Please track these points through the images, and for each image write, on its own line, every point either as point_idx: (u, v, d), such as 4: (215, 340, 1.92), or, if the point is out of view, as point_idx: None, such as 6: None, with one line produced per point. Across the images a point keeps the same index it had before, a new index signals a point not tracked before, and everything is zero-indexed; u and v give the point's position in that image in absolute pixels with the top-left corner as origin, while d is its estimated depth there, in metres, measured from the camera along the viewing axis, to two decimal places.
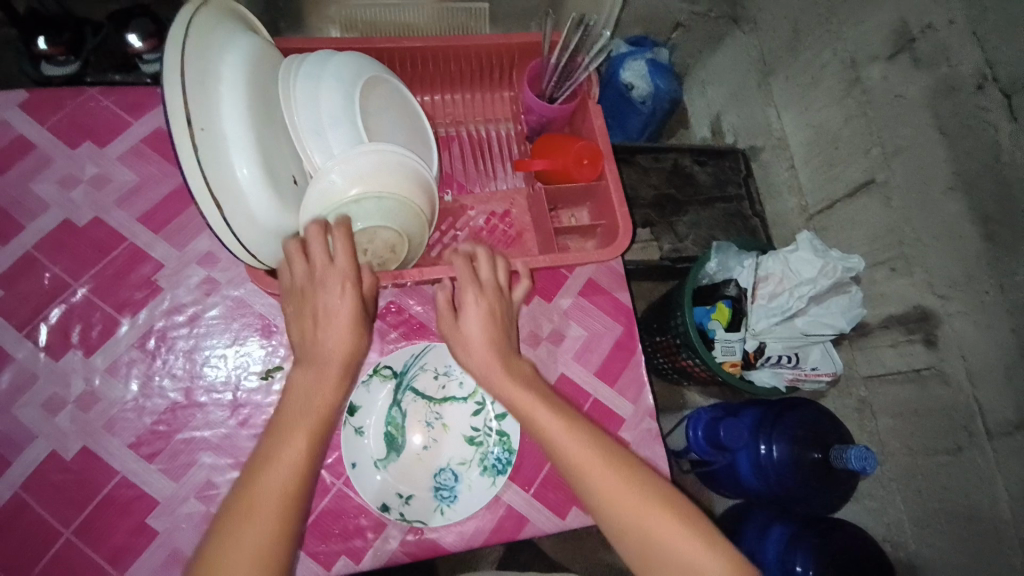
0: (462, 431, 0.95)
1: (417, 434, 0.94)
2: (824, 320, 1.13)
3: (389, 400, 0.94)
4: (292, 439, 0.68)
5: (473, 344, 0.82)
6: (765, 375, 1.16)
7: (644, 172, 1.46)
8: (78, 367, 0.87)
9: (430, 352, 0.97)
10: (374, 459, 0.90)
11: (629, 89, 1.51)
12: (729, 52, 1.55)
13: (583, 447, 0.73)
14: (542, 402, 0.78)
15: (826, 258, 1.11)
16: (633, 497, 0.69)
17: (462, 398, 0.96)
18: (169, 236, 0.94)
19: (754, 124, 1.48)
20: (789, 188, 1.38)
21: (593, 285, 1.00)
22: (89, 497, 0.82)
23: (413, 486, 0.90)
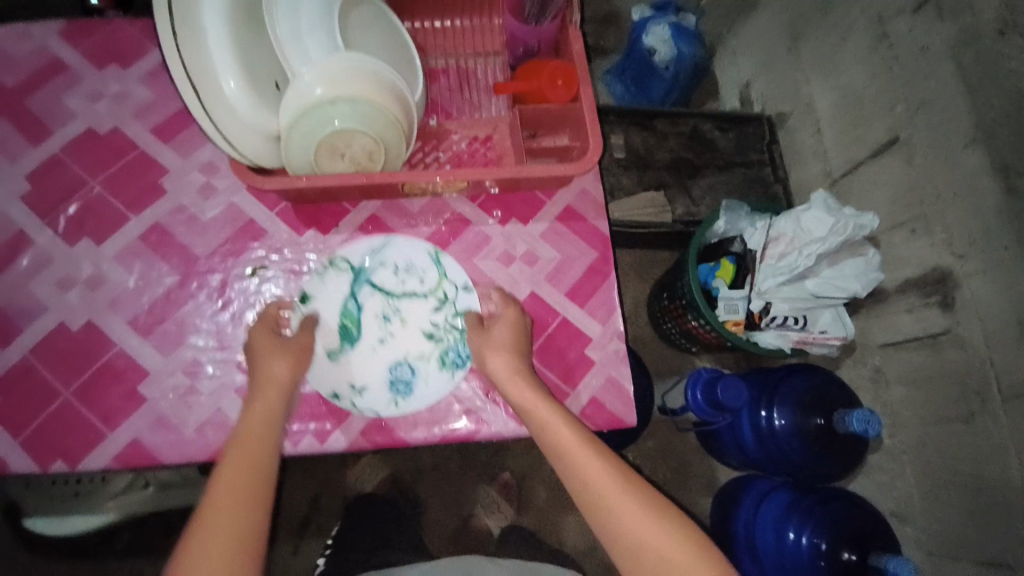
0: (421, 326, 0.88)
1: (373, 329, 0.87)
2: (835, 283, 1.09)
3: (344, 294, 0.88)
4: (254, 442, 0.71)
5: (497, 343, 0.81)
6: (770, 336, 1.12)
7: (662, 137, 1.43)
8: (87, 252, 0.89)
9: (390, 246, 0.91)
10: (326, 348, 0.85)
11: (651, 54, 1.47)
12: (759, 18, 1.48)
13: (553, 437, 0.72)
14: (526, 379, 0.77)
15: (838, 216, 1.06)
16: (599, 485, 0.69)
17: (423, 295, 0.89)
18: (177, 145, 0.95)
19: (782, 91, 1.44)
20: (813, 153, 1.34)
21: (571, 211, 0.95)
22: (93, 361, 0.84)
23: (367, 376, 0.85)
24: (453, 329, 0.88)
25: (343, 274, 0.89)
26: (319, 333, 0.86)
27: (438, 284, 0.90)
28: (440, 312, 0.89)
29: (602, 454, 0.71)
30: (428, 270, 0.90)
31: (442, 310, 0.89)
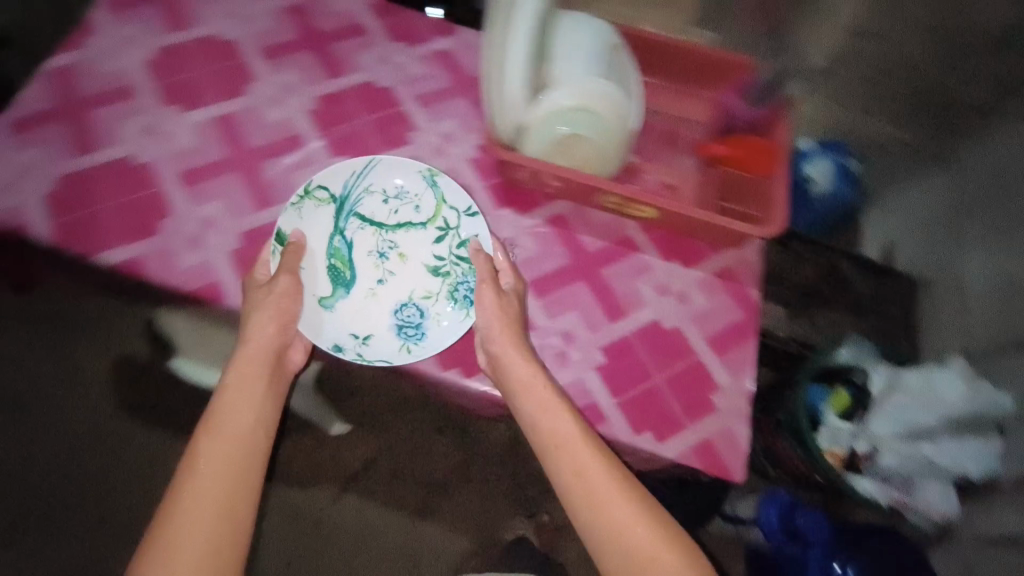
0: (422, 260, 0.75)
1: (370, 268, 0.75)
2: (962, 461, 0.99)
3: (331, 229, 0.74)
4: (228, 417, 0.62)
5: (504, 317, 0.65)
6: (868, 484, 1.01)
7: (797, 258, 1.25)
8: (269, 106, 0.81)
9: (381, 168, 0.76)
10: (317, 297, 0.72)
11: (806, 183, 1.26)
12: (922, 197, 1.26)
13: (548, 424, 0.61)
14: (528, 356, 0.63)
15: (977, 388, 1.01)
16: (601, 491, 0.58)
17: (420, 224, 0.76)
18: (390, 59, 0.87)
19: (935, 258, 1.23)
20: (954, 329, 1.17)
21: (730, 274, 0.72)
22: (257, 207, 0.74)
23: (375, 325, 0.73)
24: (461, 262, 0.74)
25: (323, 206, 0.74)
26: (305, 278, 0.72)
27: (436, 212, 0.75)
28: (443, 243, 0.75)
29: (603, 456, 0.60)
30: (423, 193, 0.76)
31: (443, 241, 0.75)
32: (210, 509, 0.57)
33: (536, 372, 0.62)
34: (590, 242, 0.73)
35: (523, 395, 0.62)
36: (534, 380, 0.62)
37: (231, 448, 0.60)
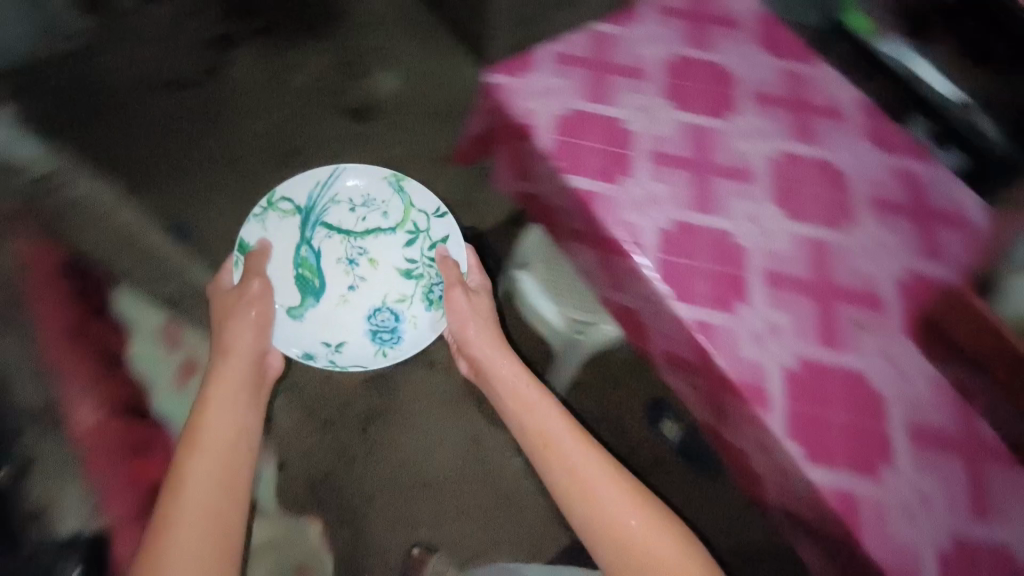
0: (394, 265, 0.86)
1: (341, 276, 0.85)
2: None
3: (297, 237, 0.83)
4: (218, 423, 0.65)
5: (482, 347, 0.82)
6: None
7: None
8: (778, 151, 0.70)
9: (344, 182, 0.85)
10: (286, 305, 0.81)
11: None
12: None
13: (537, 421, 0.76)
14: (518, 363, 0.82)
15: None
16: (587, 480, 0.71)
17: (390, 228, 0.86)
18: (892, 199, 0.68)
19: None
20: None
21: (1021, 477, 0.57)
22: (622, 148, 0.69)
23: (346, 334, 0.84)
24: (430, 264, 0.85)
25: (287, 217, 0.82)
26: (274, 284, 0.81)
27: (404, 218, 0.86)
28: (413, 246, 0.86)
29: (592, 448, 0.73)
30: (390, 199, 0.85)
31: (415, 244, 0.85)
32: (214, 477, 0.61)
33: (519, 369, 0.81)
34: (955, 249, 0.66)
35: (531, 422, 0.77)
36: (528, 385, 0.79)
37: (229, 444, 0.64)
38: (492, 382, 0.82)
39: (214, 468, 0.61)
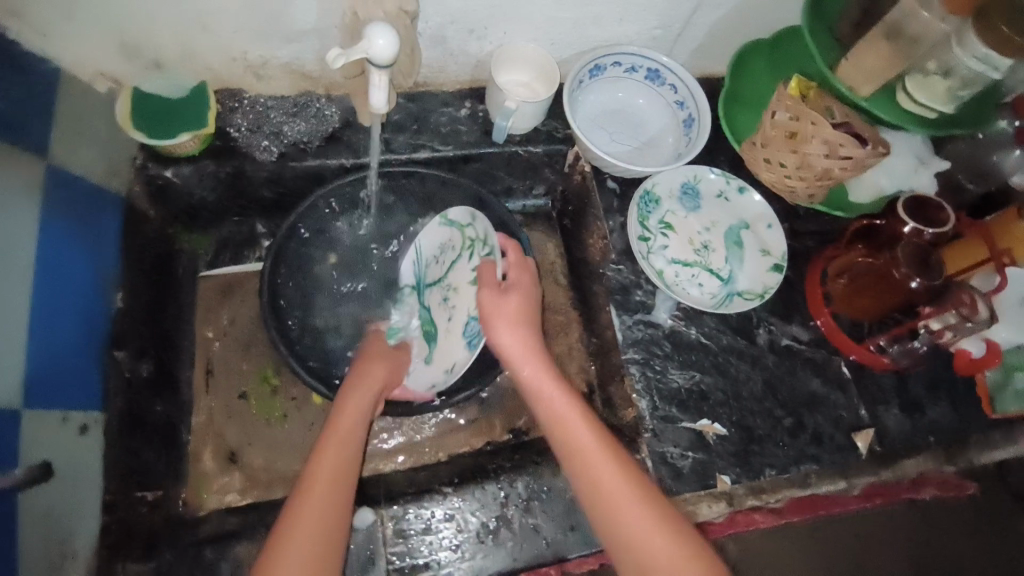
0: (466, 310, 0.82)
1: (440, 313, 0.86)
2: None
3: (417, 301, 0.91)
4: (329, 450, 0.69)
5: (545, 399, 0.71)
6: None
7: None
8: None
9: (424, 246, 0.91)
10: (423, 358, 0.87)
11: None
12: None
13: (592, 481, 0.65)
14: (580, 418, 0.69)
15: None
16: (637, 545, 0.62)
17: (457, 256, 0.85)
18: None
19: None
20: None
21: None
22: None
23: (450, 355, 0.83)
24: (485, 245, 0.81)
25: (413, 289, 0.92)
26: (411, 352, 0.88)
27: (470, 220, 0.85)
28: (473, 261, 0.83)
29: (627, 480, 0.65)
30: (449, 235, 0.87)
31: (472, 257, 0.83)
32: (312, 506, 0.64)
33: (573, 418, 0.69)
34: None
35: (585, 481, 0.66)
36: (579, 434, 0.68)
37: (337, 465, 0.68)
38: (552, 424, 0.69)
39: (322, 489, 0.65)
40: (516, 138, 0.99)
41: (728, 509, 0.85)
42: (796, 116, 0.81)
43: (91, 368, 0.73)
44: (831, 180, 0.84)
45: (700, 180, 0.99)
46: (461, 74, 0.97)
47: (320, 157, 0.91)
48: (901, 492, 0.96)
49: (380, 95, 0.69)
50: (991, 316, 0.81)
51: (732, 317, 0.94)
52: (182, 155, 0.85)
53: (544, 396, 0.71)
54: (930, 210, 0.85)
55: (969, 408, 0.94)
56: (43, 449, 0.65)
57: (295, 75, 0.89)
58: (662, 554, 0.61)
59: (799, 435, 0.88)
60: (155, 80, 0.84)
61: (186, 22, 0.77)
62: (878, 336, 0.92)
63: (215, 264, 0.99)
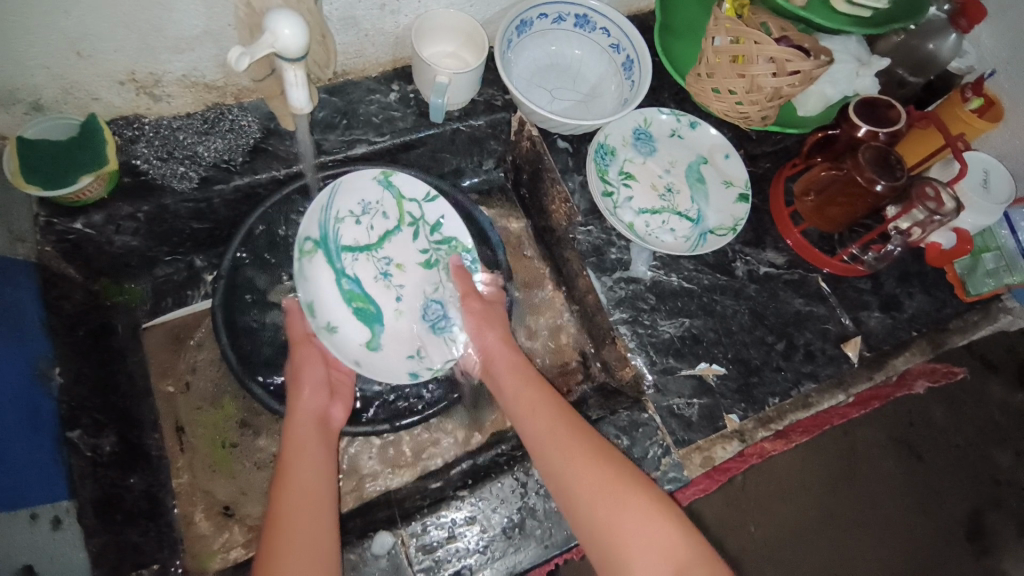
0: (416, 261, 0.91)
1: (382, 292, 0.89)
2: None
3: (332, 273, 0.88)
4: (302, 471, 0.69)
5: (523, 381, 0.80)
6: None
7: None
8: None
9: (341, 195, 0.88)
10: (360, 344, 0.86)
11: None
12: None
13: (558, 442, 0.72)
14: (550, 395, 0.78)
15: None
16: (598, 496, 0.67)
17: (393, 229, 0.91)
18: None
19: None
20: None
21: None
22: None
23: (411, 341, 0.88)
24: (442, 248, 0.92)
25: (315, 256, 0.87)
26: (337, 338, 0.85)
27: (406, 212, 0.92)
28: (420, 238, 0.92)
29: (585, 445, 0.71)
30: (383, 199, 0.90)
31: (418, 236, 0.92)
32: (295, 514, 0.65)
33: (545, 394, 0.78)
34: None
35: (554, 443, 0.72)
36: (551, 405, 0.76)
37: (308, 464, 0.70)
38: (524, 405, 0.77)
39: (303, 507, 0.66)
40: (454, 115, 0.93)
41: (741, 446, 0.84)
42: (738, 37, 0.78)
43: (45, 455, 0.67)
44: (783, 99, 0.82)
45: (651, 122, 0.97)
46: (381, 55, 0.89)
47: (248, 174, 0.83)
48: (895, 389, 0.99)
49: (299, 94, 0.63)
50: (958, 205, 0.82)
51: (708, 255, 0.92)
52: (90, 202, 0.75)
53: (524, 382, 0.80)
54: (876, 111, 0.86)
55: (943, 295, 0.97)
56: (23, 554, 0.61)
57: (196, 89, 0.79)
58: (623, 500, 0.67)
59: (794, 357, 0.89)
60: (40, 122, 0.73)
61: (58, 53, 0.67)
62: (850, 245, 0.92)
63: (158, 311, 0.90)
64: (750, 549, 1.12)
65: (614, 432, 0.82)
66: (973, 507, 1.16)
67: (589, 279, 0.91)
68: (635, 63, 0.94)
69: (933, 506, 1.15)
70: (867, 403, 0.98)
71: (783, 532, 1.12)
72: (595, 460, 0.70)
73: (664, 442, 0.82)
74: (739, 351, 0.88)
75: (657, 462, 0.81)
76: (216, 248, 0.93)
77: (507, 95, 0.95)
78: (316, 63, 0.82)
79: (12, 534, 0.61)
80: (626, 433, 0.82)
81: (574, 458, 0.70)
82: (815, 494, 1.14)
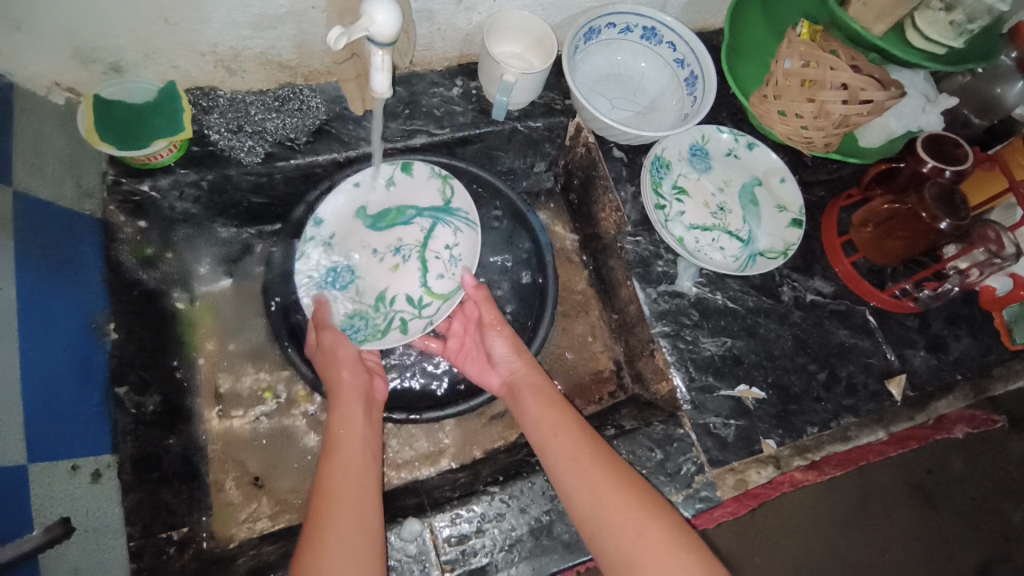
0: (388, 285, 0.90)
1: (385, 243, 0.91)
2: None
3: (416, 203, 0.92)
4: (346, 443, 0.70)
5: (539, 404, 0.76)
6: None
7: None
8: None
9: (436, 232, 0.92)
10: (363, 206, 0.90)
11: None
12: None
13: (573, 467, 0.68)
14: (566, 414, 0.74)
15: None
16: (609, 518, 0.64)
17: (402, 252, 0.91)
18: None
19: None
20: None
21: None
22: None
23: (343, 254, 0.89)
24: (415, 303, 0.89)
25: (438, 192, 0.92)
26: (385, 191, 0.91)
27: (417, 256, 0.91)
28: (418, 275, 0.91)
29: (594, 462, 0.68)
30: (416, 245, 0.91)
31: (408, 266, 0.91)
32: (346, 485, 0.65)
33: (552, 416, 0.74)
34: None
35: (568, 470, 0.68)
36: (560, 427, 0.73)
37: (350, 441, 0.70)
38: (542, 438, 0.73)
39: (347, 474, 0.66)
40: (514, 114, 0.93)
41: (776, 471, 0.83)
42: (811, 61, 0.78)
43: (93, 408, 0.68)
44: (848, 127, 0.82)
45: (708, 139, 0.97)
46: (448, 50, 0.90)
47: (309, 155, 0.84)
48: (931, 431, 1.01)
49: (381, 79, 0.63)
50: (1019, 250, 0.80)
51: (755, 277, 0.91)
52: (158, 166, 0.77)
53: (540, 406, 0.76)
54: (942, 148, 0.85)
55: (991, 342, 0.95)
56: (58, 505, 0.62)
57: (270, 67, 0.81)
58: (638, 520, 0.63)
59: (835, 388, 0.87)
60: (116, 83, 0.75)
61: (147, 19, 0.69)
62: (903, 281, 0.91)
63: (208, 279, 0.93)
64: None
65: (648, 445, 0.81)
66: (984, 559, 1.09)
67: (633, 289, 0.90)
68: (698, 79, 0.94)
69: (948, 552, 1.09)
70: (903, 442, 0.99)
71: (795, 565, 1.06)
72: (608, 479, 0.66)
73: (698, 459, 0.81)
74: (778, 377, 0.87)
75: (689, 479, 0.80)
76: (270, 224, 0.95)
77: (567, 100, 0.96)
78: (396, 49, 0.83)
79: (51, 483, 0.62)
80: (660, 447, 0.82)
81: (586, 480, 0.67)
82: (829, 534, 1.07)
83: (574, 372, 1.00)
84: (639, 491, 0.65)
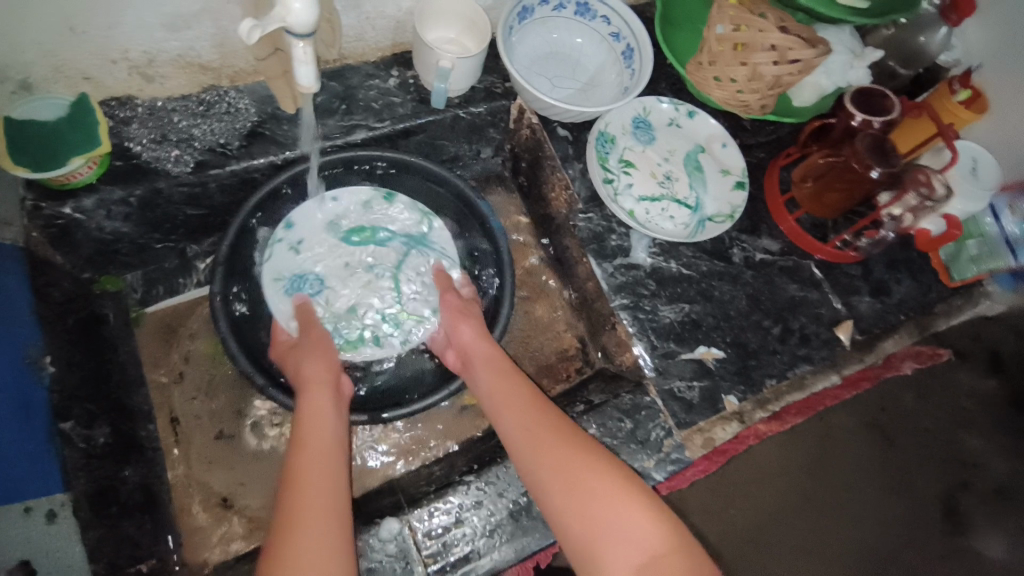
0: (358, 299, 0.88)
1: (358, 258, 0.90)
2: None
3: (388, 226, 0.92)
4: (315, 430, 0.68)
5: (494, 376, 0.77)
6: None
7: None
8: None
9: (411, 257, 0.92)
10: (332, 221, 0.90)
11: None
12: None
13: (527, 430, 0.70)
14: (520, 384, 0.75)
15: None
16: (564, 474, 0.65)
17: (375, 269, 0.90)
18: None
19: None
20: None
21: None
22: None
23: (312, 260, 0.88)
24: (386, 320, 0.88)
25: (415, 221, 0.93)
26: (358, 211, 0.92)
27: (392, 276, 0.90)
28: (389, 294, 0.90)
29: (548, 423, 0.69)
30: (389, 265, 0.91)
31: (381, 284, 0.90)
32: (316, 473, 0.63)
33: (504, 386, 0.76)
34: None
35: (523, 434, 0.70)
36: (517, 393, 0.74)
37: (319, 430, 0.69)
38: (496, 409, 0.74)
39: (319, 462, 0.65)
40: (454, 101, 0.92)
41: (740, 426, 0.86)
42: (741, 25, 0.80)
43: (39, 446, 0.66)
44: (781, 88, 0.85)
45: (650, 111, 0.97)
46: (380, 40, 0.88)
47: (245, 159, 0.81)
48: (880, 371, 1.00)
49: (306, 72, 0.61)
50: (948, 191, 0.85)
51: (706, 242, 0.93)
52: (80, 185, 0.72)
53: (494, 378, 0.77)
54: (869, 101, 0.89)
55: (930, 281, 1.00)
56: (16, 549, 0.60)
57: (191, 70, 0.77)
58: (588, 475, 0.64)
59: (789, 340, 0.91)
60: (29, 102, 0.69)
61: (52, 29, 0.64)
62: (843, 231, 0.95)
63: (149, 300, 0.89)
64: (735, 534, 1.10)
65: (617, 415, 0.83)
66: (943, 488, 1.16)
67: (589, 265, 0.91)
68: (635, 51, 0.95)
69: (908, 478, 1.15)
70: (858, 384, 0.96)
71: (766, 510, 1.11)
72: (563, 439, 0.68)
73: (667, 424, 0.83)
74: (735, 334, 0.89)
75: (660, 444, 0.83)
76: (212, 235, 0.91)
77: (506, 83, 0.95)
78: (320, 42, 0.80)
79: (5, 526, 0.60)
80: (629, 416, 0.83)
81: (542, 442, 0.68)
82: (795, 477, 1.13)
83: (539, 353, 1.00)
84: (591, 448, 0.67)
